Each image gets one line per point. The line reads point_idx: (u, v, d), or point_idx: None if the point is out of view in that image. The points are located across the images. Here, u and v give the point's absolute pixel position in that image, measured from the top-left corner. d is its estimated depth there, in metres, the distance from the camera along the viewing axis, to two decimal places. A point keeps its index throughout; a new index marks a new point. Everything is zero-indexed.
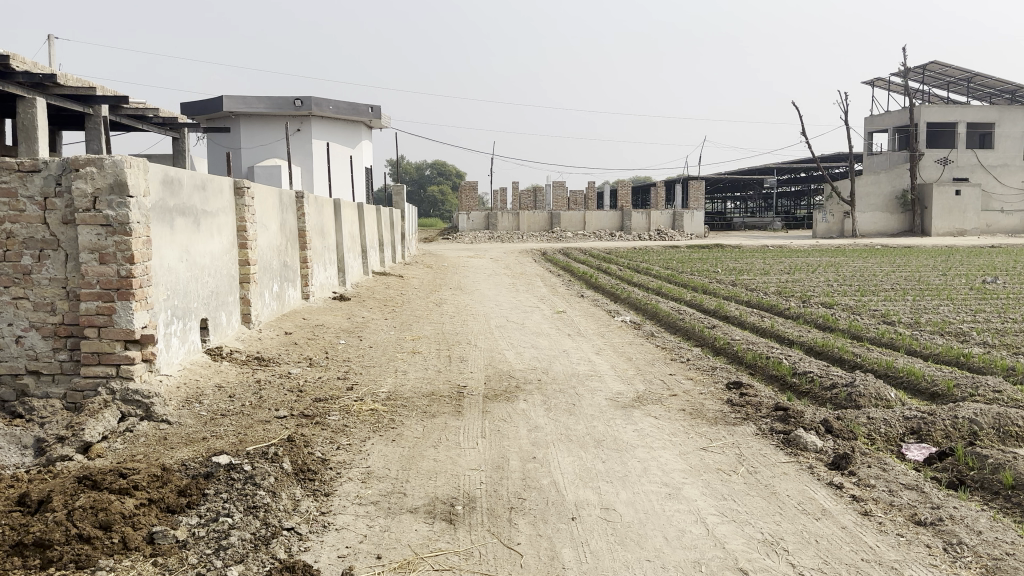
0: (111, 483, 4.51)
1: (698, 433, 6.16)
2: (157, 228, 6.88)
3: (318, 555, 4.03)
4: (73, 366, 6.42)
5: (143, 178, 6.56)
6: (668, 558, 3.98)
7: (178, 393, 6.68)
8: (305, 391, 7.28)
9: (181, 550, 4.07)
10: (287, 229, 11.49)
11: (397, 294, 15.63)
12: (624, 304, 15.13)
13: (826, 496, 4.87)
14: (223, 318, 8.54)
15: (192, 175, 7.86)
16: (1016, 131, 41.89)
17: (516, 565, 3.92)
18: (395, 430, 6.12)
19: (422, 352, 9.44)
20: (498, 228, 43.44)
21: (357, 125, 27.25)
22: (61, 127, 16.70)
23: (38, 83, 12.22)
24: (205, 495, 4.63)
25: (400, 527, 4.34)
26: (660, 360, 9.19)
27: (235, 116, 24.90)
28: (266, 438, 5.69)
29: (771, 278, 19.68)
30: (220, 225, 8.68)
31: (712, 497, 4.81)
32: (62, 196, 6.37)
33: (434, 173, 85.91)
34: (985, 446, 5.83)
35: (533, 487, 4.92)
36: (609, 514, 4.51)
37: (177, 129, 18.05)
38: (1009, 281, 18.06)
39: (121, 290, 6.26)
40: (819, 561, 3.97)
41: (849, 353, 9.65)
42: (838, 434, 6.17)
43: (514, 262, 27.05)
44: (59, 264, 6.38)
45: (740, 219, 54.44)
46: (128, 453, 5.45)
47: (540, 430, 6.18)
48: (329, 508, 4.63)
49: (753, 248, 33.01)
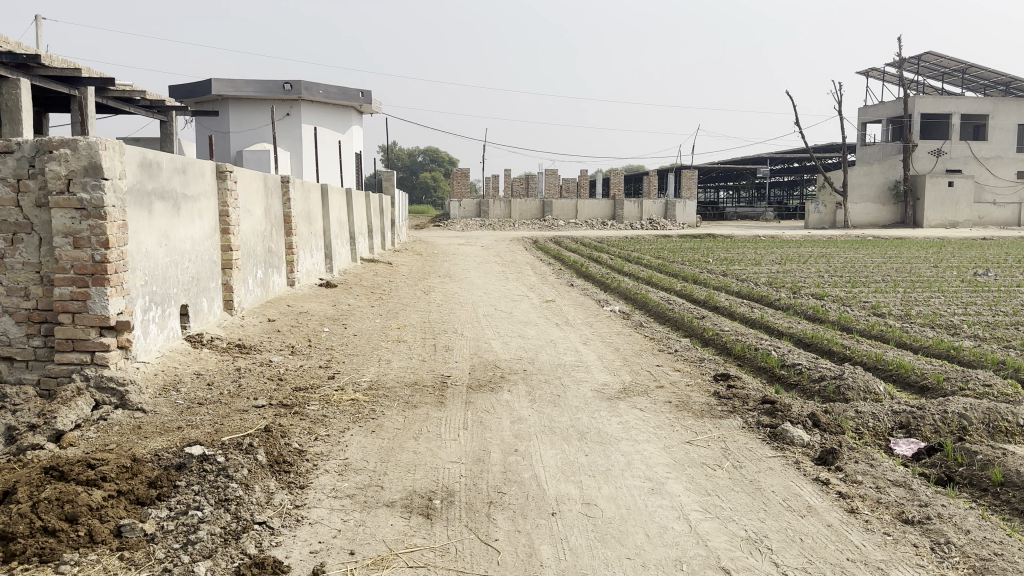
0: (78, 474, 4.38)
1: (683, 426, 6.07)
2: (134, 213, 6.71)
3: (290, 551, 3.91)
4: (47, 352, 6.26)
5: (119, 161, 6.40)
6: (648, 557, 3.88)
7: (154, 380, 6.55)
8: (286, 379, 7.17)
9: (148, 544, 3.94)
10: (272, 214, 11.33)
11: (385, 281, 15.49)
12: (612, 294, 15.02)
13: (812, 492, 4.78)
14: (203, 304, 8.38)
15: (172, 158, 7.66)
16: (1009, 123, 42.28)
17: (493, 562, 3.81)
18: (375, 421, 6.00)
19: (406, 341, 9.32)
20: (490, 216, 43.23)
21: (347, 110, 27.01)
22: (47, 108, 16.42)
23: (21, 64, 11.98)
24: (176, 487, 4.50)
25: (376, 522, 4.24)
26: (647, 351, 9.09)
27: (224, 99, 24.62)
28: (242, 428, 5.56)
29: (763, 269, 19.59)
30: (201, 209, 8.51)
31: (696, 493, 4.72)
32: (35, 177, 6.20)
33: (427, 159, 85.36)
34: (973, 441, 5.77)
35: (514, 482, 4.81)
36: (590, 510, 4.42)
37: (165, 112, 17.79)
38: (1000, 273, 18.05)
39: (96, 275, 6.11)
40: (803, 560, 3.88)
41: (838, 346, 9.57)
42: (826, 428, 6.08)
43: (505, 250, 26.91)
44: (32, 248, 6.22)
45: (732, 209, 54.35)
46: (101, 442, 5.30)
47: (523, 421, 6.07)
48: (304, 501, 4.51)
49: (744, 238, 32.83)
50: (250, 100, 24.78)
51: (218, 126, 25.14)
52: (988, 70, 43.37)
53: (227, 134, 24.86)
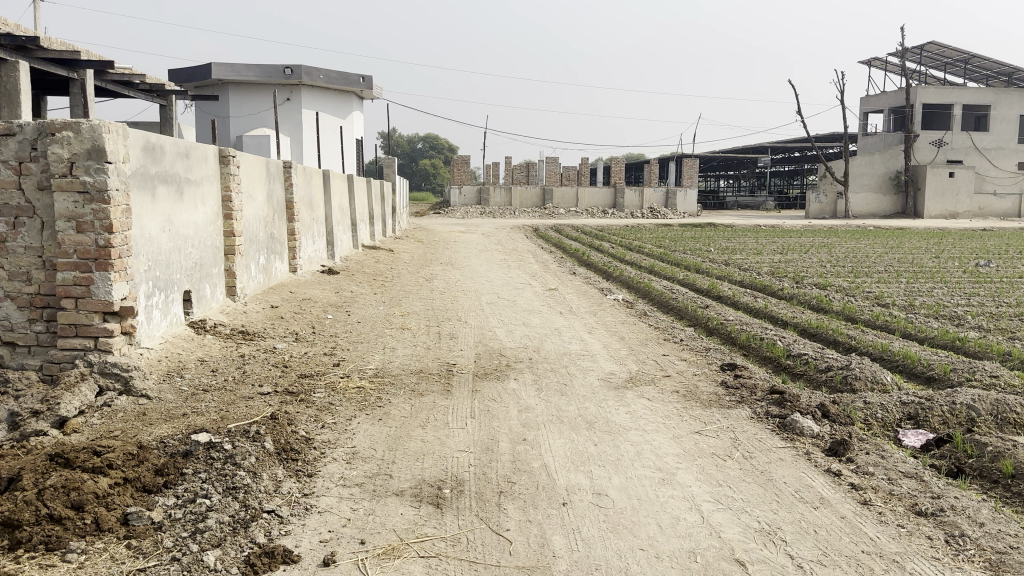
0: (84, 462, 4.33)
1: (692, 416, 6.03)
2: (137, 197, 6.64)
3: (300, 540, 3.87)
4: (50, 338, 6.21)
5: (123, 144, 6.31)
6: (661, 548, 3.84)
7: (158, 366, 6.49)
8: (291, 366, 7.11)
9: (156, 533, 3.90)
10: (274, 200, 11.23)
11: (386, 268, 15.43)
12: (615, 283, 14.97)
13: (823, 484, 4.74)
14: (206, 290, 8.31)
15: (175, 143, 7.57)
16: (1010, 114, 41.93)
17: (505, 552, 3.77)
18: (381, 409, 5.96)
19: (411, 329, 9.26)
20: (490, 203, 43.19)
21: (348, 96, 26.83)
22: (46, 91, 16.30)
23: (21, 46, 11.84)
24: (183, 475, 4.44)
25: (386, 511, 4.19)
26: (653, 340, 9.05)
27: (225, 84, 24.47)
28: (248, 415, 5.51)
29: (765, 258, 19.54)
30: (204, 193, 8.42)
31: (707, 483, 4.68)
32: (37, 160, 6.11)
33: (427, 146, 84.99)
34: (983, 433, 5.73)
35: (524, 471, 4.77)
36: (601, 500, 4.37)
37: (165, 96, 17.64)
38: (1002, 264, 18.01)
39: (99, 260, 6.03)
40: (818, 552, 3.85)
41: (843, 336, 9.54)
42: (835, 419, 6.04)
43: (506, 237, 26.83)
44: (35, 232, 6.15)
45: (733, 197, 54.27)
46: (105, 429, 5.25)
47: (531, 410, 6.03)
48: (312, 489, 4.47)
49: (747, 227, 32.74)
50: (251, 85, 24.63)
51: (218, 111, 24.99)
52: (990, 60, 43.19)
53: (227, 118, 24.71)
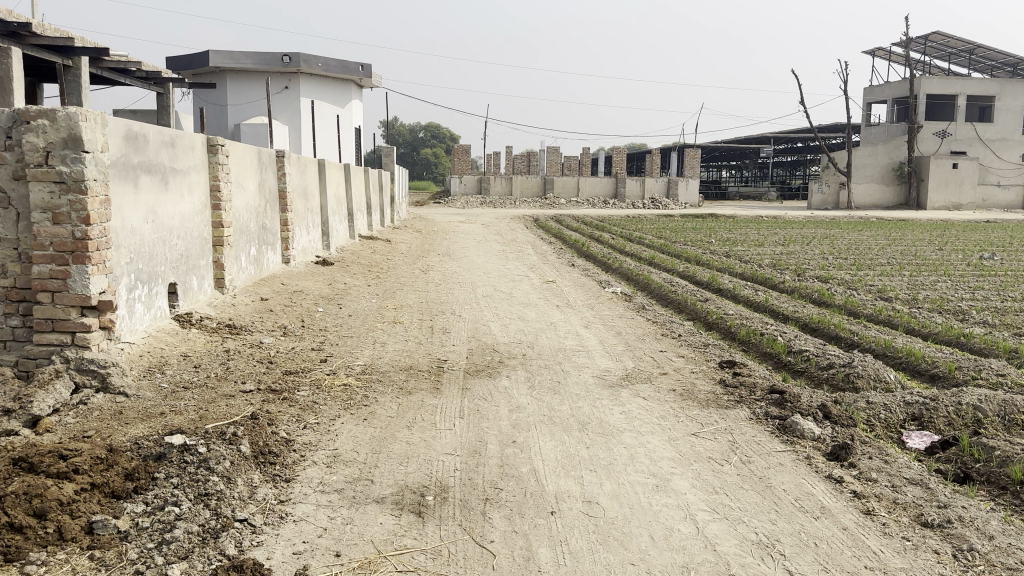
0: (49, 466, 4.13)
1: (688, 417, 5.83)
2: (118, 187, 6.44)
3: (271, 552, 3.67)
4: (26, 333, 5.99)
5: (101, 133, 6.08)
6: (653, 562, 3.64)
7: (140, 362, 6.30)
8: (276, 362, 6.91)
9: (121, 543, 3.69)
10: (266, 189, 10.99)
11: (382, 259, 15.20)
12: (614, 275, 14.71)
13: (824, 491, 4.54)
14: (193, 282, 8.11)
15: (159, 131, 7.33)
16: (1016, 105, 41.22)
17: (488, 567, 3.57)
18: (367, 408, 5.76)
19: (403, 323, 9.04)
20: (491, 193, 42.90)
21: (347, 84, 26.52)
22: (41, 77, 16.08)
23: (12, 32, 11.51)
24: (154, 480, 4.24)
25: (365, 520, 3.99)
26: (650, 336, 8.81)
27: (223, 72, 24.17)
28: (228, 414, 5.32)
29: (767, 250, 19.28)
30: (191, 183, 8.20)
31: (702, 490, 4.48)
32: (12, 149, 5.87)
33: (427, 135, 84.49)
34: (990, 436, 5.52)
35: (511, 476, 4.58)
36: (591, 509, 4.17)
37: (161, 83, 17.36)
38: (1007, 257, 17.74)
39: (76, 252, 5.81)
40: (818, 567, 3.65)
41: (845, 331, 9.32)
42: (837, 420, 5.83)
43: (505, 228, 26.58)
44: (10, 223, 5.93)
45: (736, 188, 53.93)
46: (79, 429, 5.06)
47: (522, 410, 5.83)
48: (289, 496, 4.27)
49: (748, 219, 32.38)
50: (249, 72, 24.32)
51: (216, 99, 24.72)
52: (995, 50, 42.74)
53: (224, 106, 24.41)
